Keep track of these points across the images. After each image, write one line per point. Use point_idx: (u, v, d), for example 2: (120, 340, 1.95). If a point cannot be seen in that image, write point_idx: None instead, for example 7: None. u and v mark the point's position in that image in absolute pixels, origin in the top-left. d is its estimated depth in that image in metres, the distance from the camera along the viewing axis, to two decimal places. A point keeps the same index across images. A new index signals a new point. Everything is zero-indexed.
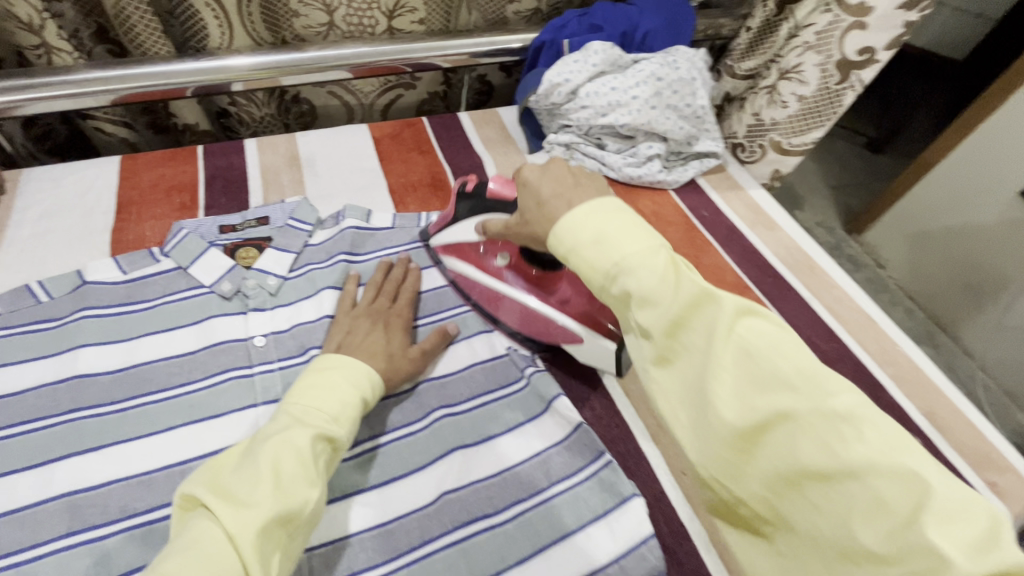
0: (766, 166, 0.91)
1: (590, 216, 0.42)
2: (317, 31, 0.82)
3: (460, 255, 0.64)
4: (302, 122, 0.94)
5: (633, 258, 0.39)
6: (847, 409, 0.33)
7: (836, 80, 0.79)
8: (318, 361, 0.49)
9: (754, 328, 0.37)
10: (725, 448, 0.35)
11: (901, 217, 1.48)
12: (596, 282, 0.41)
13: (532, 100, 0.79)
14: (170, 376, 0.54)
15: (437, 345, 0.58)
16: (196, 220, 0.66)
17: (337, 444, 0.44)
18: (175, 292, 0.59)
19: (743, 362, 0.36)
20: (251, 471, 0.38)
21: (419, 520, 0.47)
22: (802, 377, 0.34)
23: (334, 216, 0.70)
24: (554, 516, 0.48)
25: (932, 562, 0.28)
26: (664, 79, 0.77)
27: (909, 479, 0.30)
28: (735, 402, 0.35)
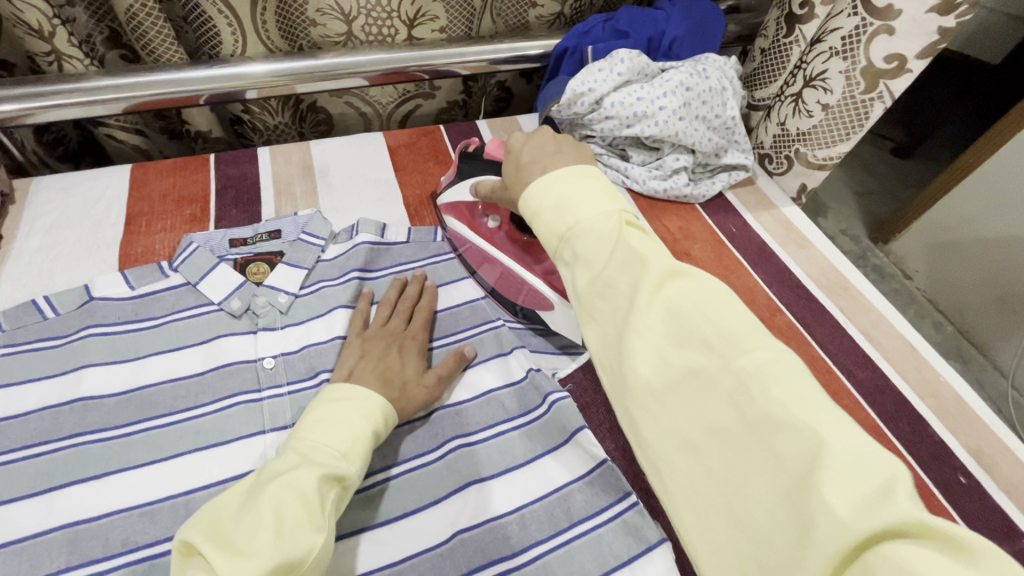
0: (794, 178, 0.87)
1: (555, 181, 0.45)
2: (335, 41, 0.80)
3: (455, 213, 0.67)
4: (318, 131, 0.93)
5: (586, 224, 0.42)
6: (755, 365, 0.33)
7: (862, 88, 0.73)
8: (328, 392, 0.48)
9: (686, 293, 0.38)
10: (638, 401, 0.37)
11: (931, 228, 1.43)
12: (551, 246, 0.44)
13: (554, 110, 0.76)
14: (176, 399, 0.52)
15: (453, 370, 0.55)
16: (206, 233, 0.64)
17: (347, 482, 0.42)
18: (183, 310, 0.57)
19: (665, 320, 0.37)
20: (253, 518, 0.36)
21: (432, 561, 0.45)
22: (722, 336, 0.35)
23: (348, 229, 0.67)
24: (575, 560, 0.45)
25: (816, 510, 0.28)
26: (693, 89, 0.73)
27: (804, 431, 0.30)
28: (653, 357, 0.37)
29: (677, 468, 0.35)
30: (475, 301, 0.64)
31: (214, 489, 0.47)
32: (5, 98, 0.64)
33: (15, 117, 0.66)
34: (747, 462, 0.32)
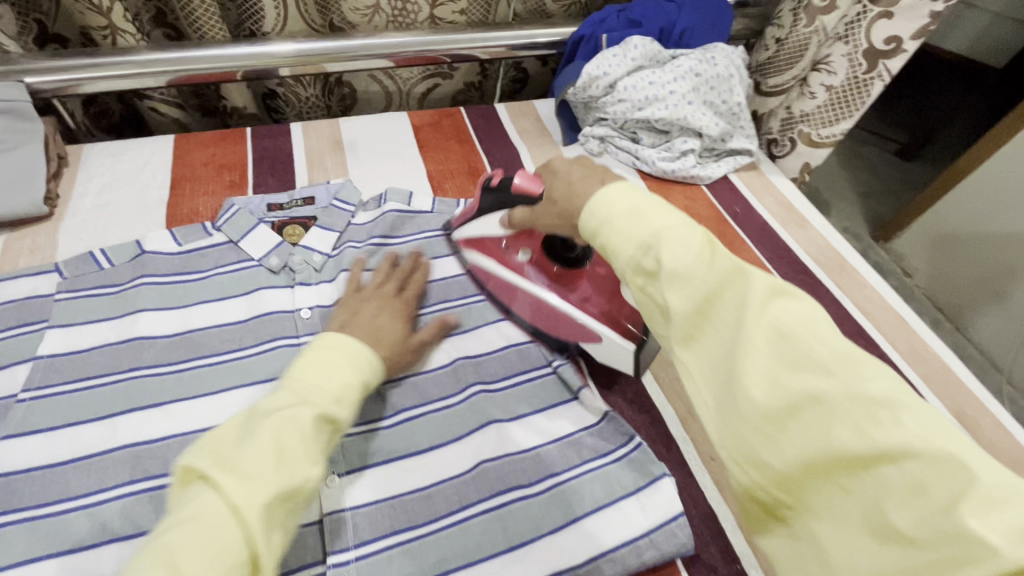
0: (795, 160, 0.91)
1: (624, 191, 0.40)
2: (364, 14, 0.83)
3: (482, 248, 0.65)
4: (343, 105, 0.96)
5: (670, 229, 0.37)
6: (887, 393, 0.29)
7: (864, 69, 0.79)
8: (323, 335, 0.48)
9: (791, 309, 0.33)
10: (749, 431, 0.31)
11: (931, 225, 1.46)
12: (628, 256, 0.38)
13: (570, 92, 0.81)
14: (223, 342, 0.56)
15: (433, 338, 0.58)
16: (246, 198, 0.69)
17: (340, 425, 0.43)
18: (226, 265, 0.62)
19: (774, 339, 0.32)
20: (253, 445, 0.36)
21: (457, 487, 0.49)
22: (841, 361, 0.30)
23: (376, 199, 0.72)
24: (587, 489, 0.50)
25: (975, 554, 0.24)
26: (702, 75, 0.78)
27: (954, 468, 0.26)
28: (765, 382, 0.31)
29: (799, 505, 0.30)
30: None
31: None
32: (63, 68, 0.69)
33: (67, 87, 0.70)
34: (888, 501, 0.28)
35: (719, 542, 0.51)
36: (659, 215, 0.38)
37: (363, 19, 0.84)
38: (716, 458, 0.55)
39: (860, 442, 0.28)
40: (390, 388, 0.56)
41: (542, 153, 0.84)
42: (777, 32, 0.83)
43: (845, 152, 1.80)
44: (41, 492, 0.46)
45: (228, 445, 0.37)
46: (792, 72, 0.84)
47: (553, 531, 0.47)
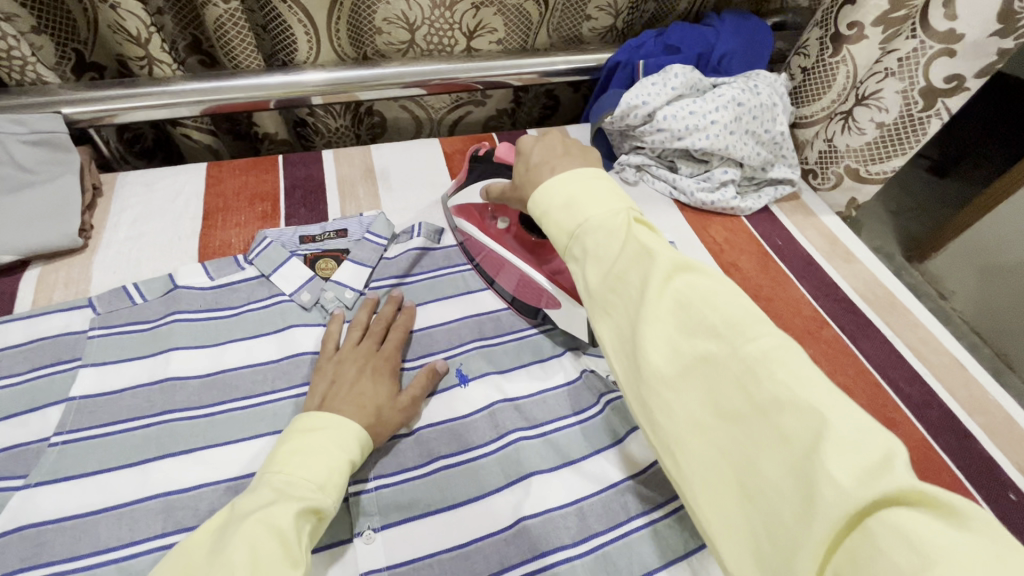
0: (841, 194, 0.87)
1: (565, 182, 0.44)
2: (398, 48, 0.83)
3: (469, 217, 0.69)
4: (372, 133, 0.96)
5: (595, 220, 0.41)
6: (765, 351, 0.34)
7: (919, 107, 0.74)
8: (301, 423, 0.46)
9: (691, 281, 0.38)
10: (648, 389, 0.37)
11: (972, 249, 1.40)
12: (560, 245, 0.44)
13: (607, 121, 0.78)
14: (254, 383, 0.55)
15: (425, 388, 0.55)
16: (278, 229, 0.68)
17: (324, 515, 0.41)
18: (258, 300, 0.61)
19: (673, 310, 0.37)
20: (223, 560, 0.34)
21: (497, 545, 0.47)
22: (730, 324, 0.35)
23: (408, 230, 0.70)
24: (634, 551, 0.47)
25: (828, 492, 0.28)
26: (744, 104, 0.75)
27: (815, 415, 0.30)
28: (666, 350, 0.36)
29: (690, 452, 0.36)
30: None
31: None
32: (99, 98, 0.69)
33: (103, 117, 0.70)
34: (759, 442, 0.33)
35: None
36: (587, 201, 0.43)
37: (396, 52, 0.83)
38: None
39: (742, 397, 0.34)
40: (426, 433, 0.54)
41: None
42: (803, 62, 0.82)
43: None
44: (71, 545, 0.44)
45: (196, 564, 0.36)
46: (820, 103, 0.82)
47: None
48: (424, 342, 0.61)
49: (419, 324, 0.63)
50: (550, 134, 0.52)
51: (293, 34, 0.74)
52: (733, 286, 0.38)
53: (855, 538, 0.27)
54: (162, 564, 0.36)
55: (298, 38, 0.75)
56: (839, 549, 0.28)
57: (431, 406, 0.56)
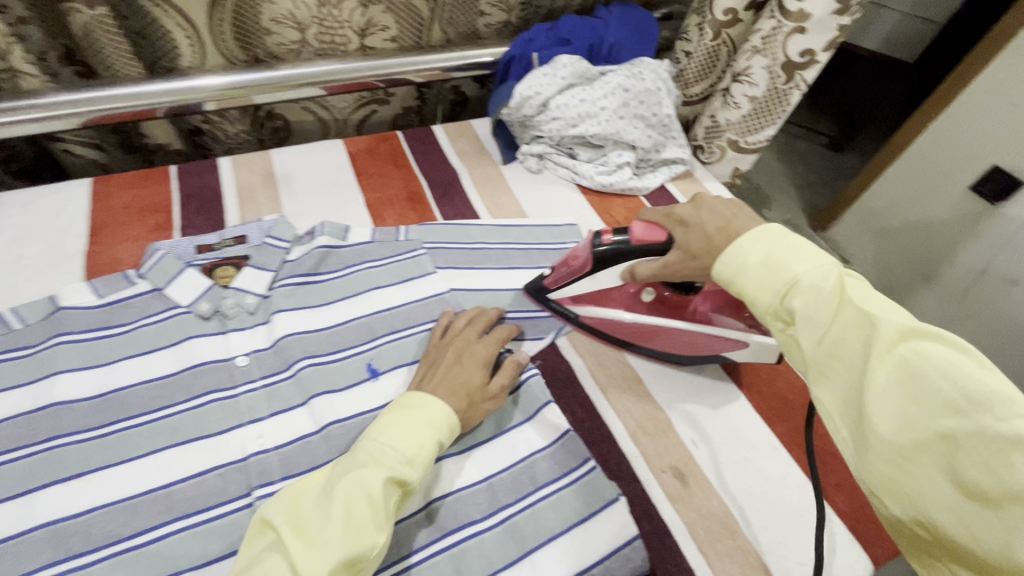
0: (725, 165, 0.96)
1: (758, 240, 0.42)
2: (290, 48, 0.82)
3: (596, 302, 0.64)
4: (278, 138, 0.94)
5: (805, 280, 0.39)
6: (1023, 434, 0.29)
7: (782, 80, 0.82)
8: (403, 398, 0.50)
9: (925, 349, 0.34)
10: (881, 464, 0.34)
11: (864, 214, 1.54)
12: (767, 305, 0.41)
13: (504, 113, 0.81)
14: (150, 399, 0.53)
15: (511, 381, 0.55)
16: (171, 241, 0.66)
17: (410, 486, 0.45)
18: (152, 315, 0.59)
19: (905, 381, 0.34)
20: (325, 507, 0.41)
21: (407, 528, 0.48)
22: (973, 400, 0.31)
23: (310, 232, 0.70)
24: (541, 518, 0.49)
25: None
26: (630, 90, 0.80)
27: None
28: (897, 420, 0.34)
29: (948, 541, 0.32)
30: (442, 294, 0.66)
31: (193, 482, 0.49)
32: None
33: None
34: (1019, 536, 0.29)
35: (676, 556, 0.51)
36: (790, 257, 0.41)
37: (290, 53, 0.82)
38: (667, 470, 0.56)
39: (995, 482, 0.29)
40: (334, 429, 0.53)
41: (480, 173, 0.84)
42: (687, 47, 0.89)
43: (779, 147, 1.90)
44: None
45: (305, 503, 0.43)
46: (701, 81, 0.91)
47: (506, 566, 0.46)
48: (332, 340, 0.60)
49: (325, 324, 0.61)
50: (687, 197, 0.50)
51: (172, 39, 0.73)
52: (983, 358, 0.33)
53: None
54: (282, 492, 0.44)
55: (175, 37, 0.73)
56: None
57: (339, 402, 0.55)
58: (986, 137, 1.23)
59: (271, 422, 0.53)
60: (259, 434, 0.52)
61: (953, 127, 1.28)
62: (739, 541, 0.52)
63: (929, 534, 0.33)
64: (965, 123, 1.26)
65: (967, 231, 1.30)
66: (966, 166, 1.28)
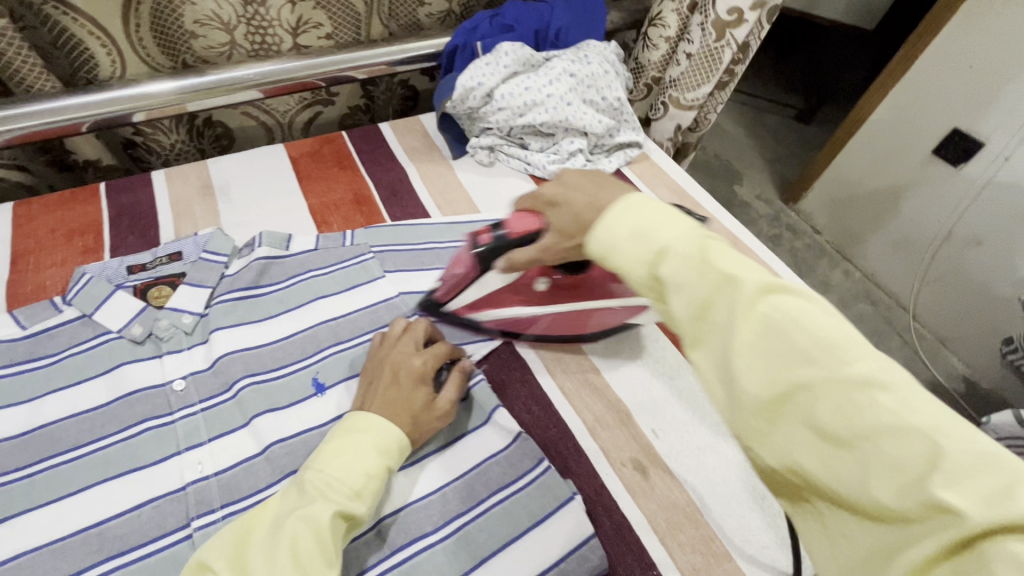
0: (669, 122, 0.99)
1: (623, 214, 0.41)
2: (220, 51, 0.78)
3: (495, 305, 0.63)
4: (219, 146, 0.91)
5: (673, 246, 0.37)
6: (865, 374, 0.29)
7: (714, 39, 0.84)
8: (350, 421, 0.48)
9: (783, 301, 0.33)
10: (749, 418, 0.32)
11: (831, 184, 1.53)
12: (641, 276, 0.39)
13: (448, 106, 0.78)
14: (80, 433, 0.50)
15: (456, 396, 0.53)
16: (100, 264, 0.62)
17: (358, 517, 0.43)
18: (80, 343, 0.56)
19: (762, 336, 0.32)
20: (273, 549, 0.39)
21: (357, 548, 0.46)
22: (823, 348, 0.31)
23: (250, 243, 0.66)
24: (494, 525, 0.48)
25: (947, 522, 0.26)
26: (576, 75, 0.78)
27: (923, 441, 0.27)
28: (758, 375, 0.32)
29: (808, 482, 0.31)
30: (390, 299, 0.64)
31: (128, 517, 0.46)
32: None
33: None
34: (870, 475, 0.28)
35: (637, 550, 0.50)
36: (657, 225, 0.39)
37: (220, 56, 0.79)
38: (626, 464, 0.55)
39: (845, 425, 0.29)
40: (276, 449, 0.51)
41: (430, 170, 0.82)
42: (665, 32, 0.89)
43: (747, 122, 1.89)
44: None
45: (248, 542, 0.41)
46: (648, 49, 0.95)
47: None
48: (276, 355, 0.58)
49: (269, 338, 0.59)
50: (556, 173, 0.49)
51: (88, 50, 0.70)
52: (827, 305, 0.33)
53: (968, 561, 0.25)
54: (223, 532, 0.42)
55: (95, 54, 0.71)
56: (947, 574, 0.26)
57: (282, 420, 0.53)
58: (941, 100, 1.23)
59: (211, 447, 0.51)
60: (198, 461, 0.50)
61: (912, 92, 1.27)
62: (701, 530, 0.51)
63: (791, 480, 0.32)
64: (924, 86, 1.25)
65: (931, 196, 1.30)
66: (928, 131, 1.27)
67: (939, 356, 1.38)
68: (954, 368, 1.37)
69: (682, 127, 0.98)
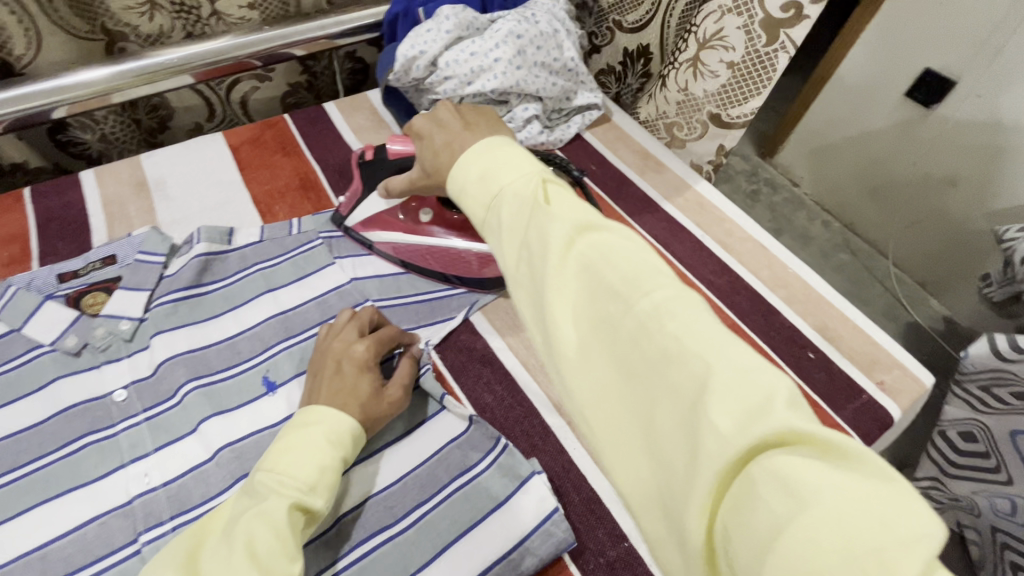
0: (709, 142, 0.83)
1: (479, 154, 0.40)
2: (138, 12, 0.72)
3: (383, 227, 0.66)
4: (157, 117, 0.84)
5: (509, 190, 0.37)
6: (657, 304, 0.29)
7: (763, 41, 0.69)
8: (299, 417, 0.45)
9: (595, 240, 0.33)
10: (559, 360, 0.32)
11: (805, 134, 1.50)
12: (481, 224, 0.39)
13: (392, 78, 0.74)
14: (14, 454, 0.47)
15: (409, 379, 0.52)
16: (28, 274, 0.58)
17: (315, 512, 0.42)
18: (10, 360, 0.52)
19: (574, 273, 0.32)
20: (227, 551, 0.37)
21: (316, 548, 0.44)
22: (626, 281, 0.30)
23: (189, 239, 0.63)
24: (456, 510, 0.47)
25: (710, 446, 0.24)
26: (524, 36, 0.73)
27: (699, 361, 0.27)
28: (567, 312, 0.32)
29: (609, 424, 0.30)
30: (342, 287, 0.62)
31: (71, 537, 0.44)
32: None
33: None
34: (655, 401, 0.28)
35: (605, 523, 0.49)
36: (501, 169, 0.38)
37: (141, 19, 0.73)
38: None
39: (635, 351, 0.29)
40: (225, 453, 0.49)
41: None
42: None
43: None
44: None
45: (203, 550, 0.39)
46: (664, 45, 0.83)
47: (421, 568, 0.44)
48: (224, 355, 0.55)
49: (215, 338, 0.56)
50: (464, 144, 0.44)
51: (3, 27, 0.65)
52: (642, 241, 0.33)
53: (735, 485, 0.24)
54: (171, 545, 0.40)
55: (12, 34, 0.66)
56: (722, 504, 0.24)
57: (232, 423, 0.51)
58: (912, 38, 1.19)
59: (158, 457, 0.49)
60: (144, 473, 0.48)
61: (889, 27, 1.22)
62: None
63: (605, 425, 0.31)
64: (895, 20, 1.20)
65: (905, 138, 1.28)
66: (901, 67, 1.23)
67: (919, 300, 1.39)
68: (935, 312, 1.37)
69: (729, 146, 0.82)
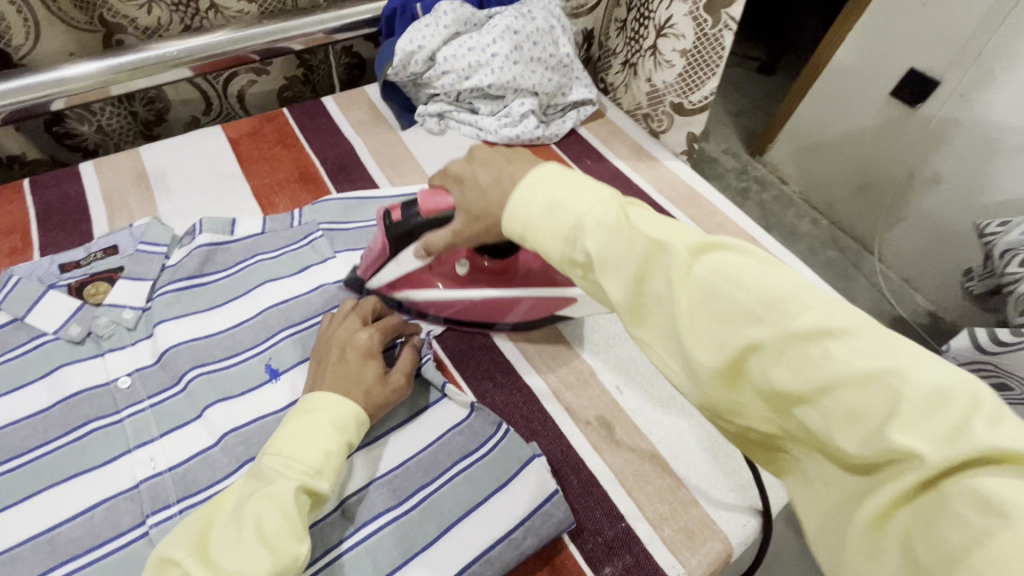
0: (678, 131, 0.86)
1: (541, 184, 0.39)
2: (138, 5, 0.72)
3: (414, 284, 0.60)
4: (154, 110, 0.84)
5: (587, 219, 0.36)
6: (814, 326, 0.28)
7: (709, 24, 0.71)
8: (302, 403, 0.46)
9: (718, 259, 0.32)
10: (710, 387, 0.32)
11: (792, 132, 1.53)
12: (559, 254, 0.38)
13: (391, 74, 0.75)
14: (20, 440, 0.48)
15: (410, 369, 0.53)
16: (30, 264, 0.59)
17: (321, 494, 0.43)
18: (15, 348, 0.53)
19: (706, 299, 0.31)
20: (236, 531, 0.38)
21: (322, 528, 0.46)
22: (767, 303, 0.29)
23: (191, 231, 0.63)
24: (459, 492, 0.48)
25: (906, 466, 0.25)
26: (521, 32, 0.74)
27: (879, 386, 0.26)
28: (710, 344, 0.31)
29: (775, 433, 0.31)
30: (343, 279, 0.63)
31: (79, 521, 0.45)
32: None
33: None
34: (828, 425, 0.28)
35: (603, 504, 0.50)
36: (569, 197, 0.37)
37: (141, 12, 0.73)
38: (591, 422, 0.55)
39: (797, 379, 0.28)
40: (230, 438, 0.50)
41: (377, 144, 0.79)
42: None
43: None
44: None
45: (213, 530, 0.40)
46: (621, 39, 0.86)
47: (426, 547, 0.45)
48: (227, 344, 0.56)
49: (218, 327, 0.57)
50: (478, 149, 0.45)
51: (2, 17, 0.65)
52: (767, 256, 0.32)
53: (929, 500, 0.25)
54: (184, 525, 0.41)
55: (11, 24, 0.67)
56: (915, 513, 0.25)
57: (235, 409, 0.52)
58: (896, 39, 1.22)
59: (164, 443, 0.50)
60: (150, 457, 0.49)
61: (874, 27, 1.25)
62: (668, 479, 0.52)
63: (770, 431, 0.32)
64: (881, 21, 1.24)
65: (890, 136, 1.31)
66: (886, 65, 1.26)
67: (904, 296, 1.42)
68: (919, 306, 1.40)
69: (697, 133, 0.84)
